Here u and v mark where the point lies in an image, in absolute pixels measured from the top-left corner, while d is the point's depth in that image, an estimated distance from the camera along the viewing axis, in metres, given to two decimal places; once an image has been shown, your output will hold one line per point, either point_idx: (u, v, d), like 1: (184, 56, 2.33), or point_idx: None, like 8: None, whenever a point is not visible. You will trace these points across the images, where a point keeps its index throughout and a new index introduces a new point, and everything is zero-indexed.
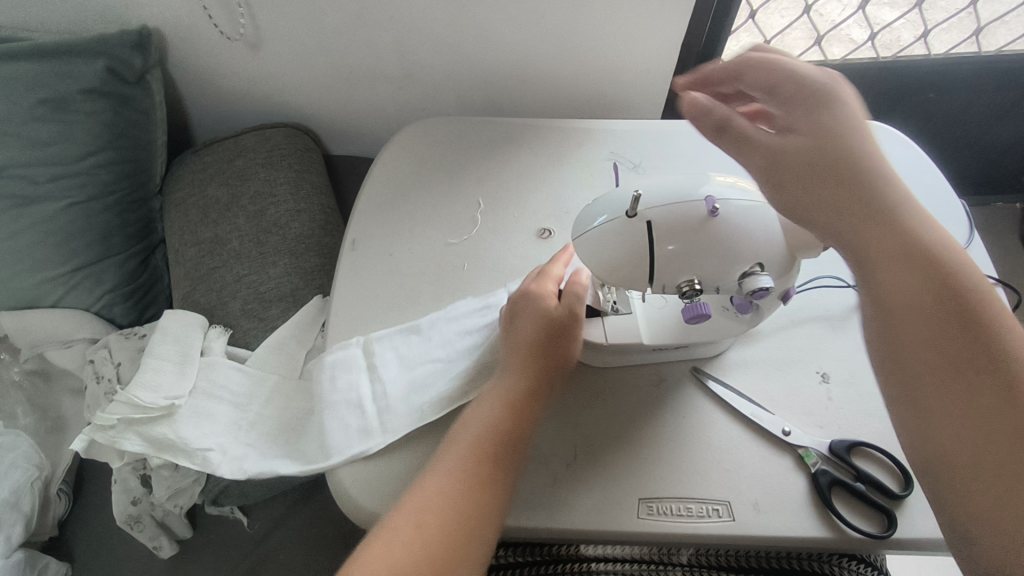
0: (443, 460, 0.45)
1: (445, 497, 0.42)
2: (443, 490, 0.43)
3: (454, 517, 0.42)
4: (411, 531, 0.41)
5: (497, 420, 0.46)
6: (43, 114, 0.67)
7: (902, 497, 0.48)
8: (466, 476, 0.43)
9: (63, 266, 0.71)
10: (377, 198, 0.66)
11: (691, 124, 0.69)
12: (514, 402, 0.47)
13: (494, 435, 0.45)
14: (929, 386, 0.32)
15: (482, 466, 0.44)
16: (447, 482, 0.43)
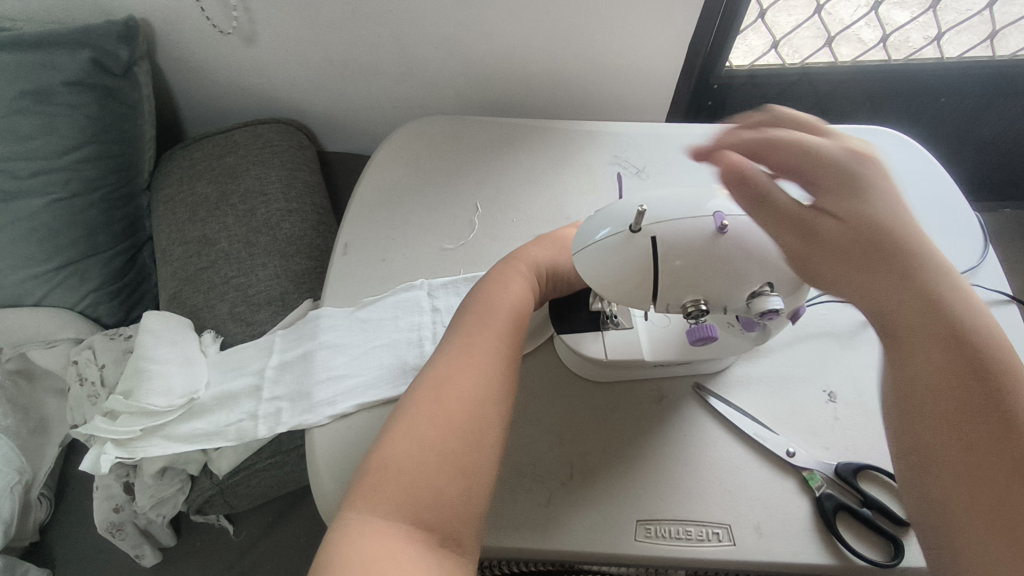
0: (447, 344, 0.46)
1: (456, 371, 0.43)
2: (453, 369, 0.43)
3: (471, 390, 0.42)
4: (432, 407, 0.41)
5: (499, 300, 0.48)
6: (26, 106, 0.64)
7: (910, 525, 0.46)
8: (473, 351, 0.44)
9: (46, 264, 0.69)
10: (371, 199, 0.63)
11: (697, 129, 0.67)
12: (518, 289, 0.50)
13: (501, 317, 0.47)
14: (945, 437, 0.31)
15: (489, 342, 0.45)
16: (454, 359, 0.44)
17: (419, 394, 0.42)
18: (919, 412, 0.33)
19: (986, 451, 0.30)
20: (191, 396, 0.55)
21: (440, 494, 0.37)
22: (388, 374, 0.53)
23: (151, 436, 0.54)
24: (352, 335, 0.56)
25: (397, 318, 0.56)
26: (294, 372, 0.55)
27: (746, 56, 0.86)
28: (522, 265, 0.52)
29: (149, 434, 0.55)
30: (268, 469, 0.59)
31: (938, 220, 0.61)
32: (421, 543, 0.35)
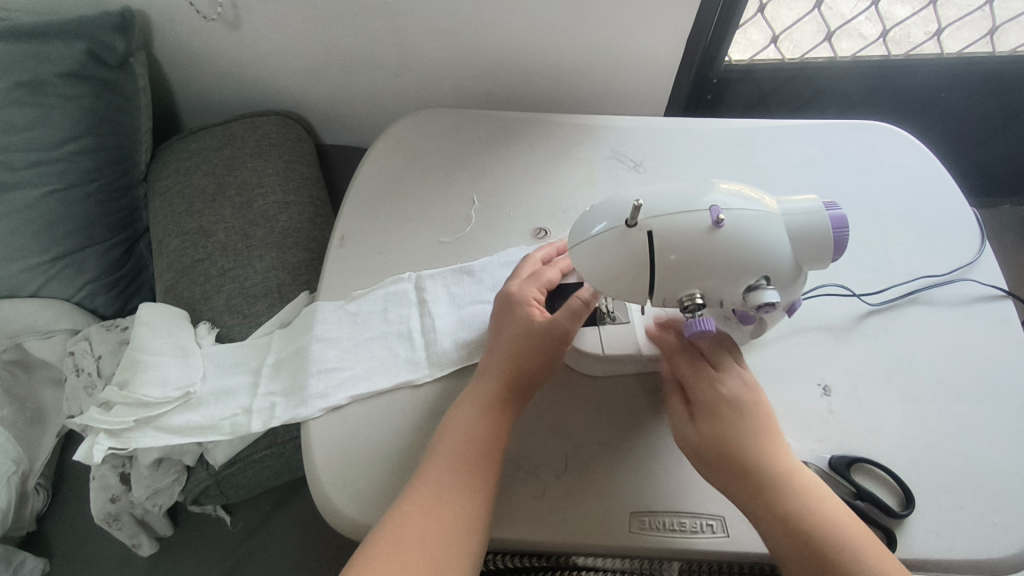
0: (418, 473, 0.45)
1: (421, 511, 0.42)
2: (419, 506, 0.43)
3: (432, 538, 0.41)
4: (390, 550, 0.41)
5: (468, 432, 0.46)
6: (19, 98, 0.63)
7: (903, 517, 0.47)
8: (439, 488, 0.43)
9: (42, 255, 0.69)
10: (367, 192, 0.63)
11: (694, 123, 0.66)
12: (489, 411, 0.47)
13: (473, 444, 0.45)
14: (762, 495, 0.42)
15: (458, 481, 0.43)
16: (421, 496, 0.43)
17: (385, 529, 0.42)
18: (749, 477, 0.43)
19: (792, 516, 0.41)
20: (187, 390, 0.55)
21: None
22: (385, 366, 0.53)
23: (142, 430, 0.54)
24: (341, 328, 0.56)
25: (392, 310, 0.56)
26: (292, 364, 0.55)
27: (746, 51, 0.85)
28: (495, 382, 0.48)
29: (143, 424, 0.55)
30: (264, 460, 0.59)
31: (934, 215, 0.61)
32: None
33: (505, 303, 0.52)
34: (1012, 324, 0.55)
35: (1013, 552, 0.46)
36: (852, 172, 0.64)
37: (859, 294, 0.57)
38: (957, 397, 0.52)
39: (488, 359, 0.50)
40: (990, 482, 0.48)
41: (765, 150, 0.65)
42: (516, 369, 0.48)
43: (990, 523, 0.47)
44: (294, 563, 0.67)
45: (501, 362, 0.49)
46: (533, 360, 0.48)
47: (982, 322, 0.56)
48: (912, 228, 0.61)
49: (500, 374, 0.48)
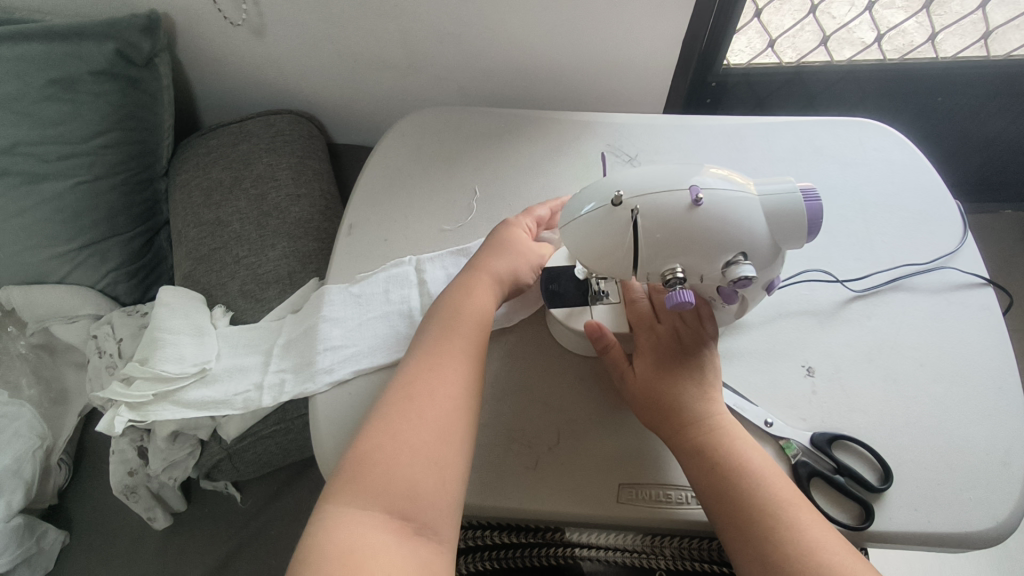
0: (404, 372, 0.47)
1: (431, 371, 0.47)
2: (427, 372, 0.46)
3: (440, 389, 0.45)
4: (404, 407, 0.44)
5: (453, 324, 0.50)
6: (52, 94, 0.67)
7: (881, 490, 0.49)
8: (446, 358, 0.47)
9: (69, 243, 0.73)
10: (374, 185, 0.67)
11: (686, 118, 0.69)
12: (480, 299, 0.52)
13: (467, 314, 0.51)
14: (724, 477, 0.44)
15: (455, 345, 0.48)
16: (425, 362, 0.47)
17: (382, 413, 0.44)
18: (715, 459, 0.45)
19: (750, 494, 0.44)
20: (203, 366, 0.59)
21: (408, 484, 0.41)
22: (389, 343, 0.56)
23: (162, 403, 0.58)
24: (346, 308, 0.59)
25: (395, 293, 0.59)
26: (300, 344, 0.58)
27: (744, 55, 0.88)
28: (485, 277, 0.54)
29: (160, 398, 0.58)
30: (272, 437, 0.62)
31: (919, 206, 0.64)
32: (402, 530, 0.39)
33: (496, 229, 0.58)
34: (993, 311, 0.57)
35: (987, 527, 0.47)
36: (838, 167, 0.66)
37: (842, 280, 0.59)
38: (937, 379, 0.54)
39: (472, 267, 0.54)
40: (967, 461, 0.50)
41: (754, 144, 0.67)
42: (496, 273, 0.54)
43: (966, 500, 0.48)
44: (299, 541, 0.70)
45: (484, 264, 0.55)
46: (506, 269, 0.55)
47: (963, 308, 0.57)
48: (897, 219, 0.63)
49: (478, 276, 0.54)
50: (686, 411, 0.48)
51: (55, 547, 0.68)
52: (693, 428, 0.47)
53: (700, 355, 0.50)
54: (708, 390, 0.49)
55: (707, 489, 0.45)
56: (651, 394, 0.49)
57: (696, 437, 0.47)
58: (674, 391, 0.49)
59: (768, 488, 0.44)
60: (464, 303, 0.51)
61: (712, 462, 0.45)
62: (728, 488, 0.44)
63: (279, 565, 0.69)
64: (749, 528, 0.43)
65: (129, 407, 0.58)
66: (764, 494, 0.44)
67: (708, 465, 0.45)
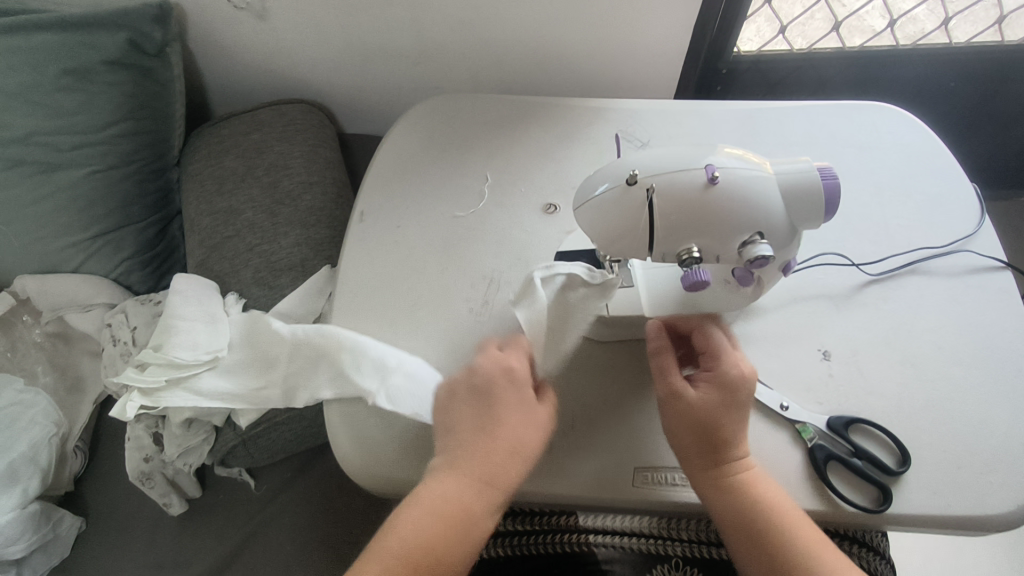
0: (399, 512, 0.44)
1: (428, 538, 0.43)
2: (424, 537, 0.43)
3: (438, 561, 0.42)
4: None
5: (442, 501, 0.44)
6: (66, 84, 0.67)
7: (899, 474, 0.48)
8: (446, 526, 0.43)
9: (84, 232, 0.74)
10: (385, 172, 0.67)
11: (698, 104, 0.69)
12: (485, 467, 0.45)
13: (468, 483, 0.44)
14: (763, 540, 0.45)
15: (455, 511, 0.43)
16: (422, 523, 0.43)
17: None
18: (753, 523, 0.45)
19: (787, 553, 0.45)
20: (216, 354, 0.59)
21: None
22: (380, 367, 0.52)
23: (176, 388, 0.58)
24: (358, 294, 0.59)
25: (407, 279, 0.59)
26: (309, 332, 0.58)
27: (755, 42, 0.87)
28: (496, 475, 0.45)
29: (173, 385, 0.58)
30: (286, 424, 0.63)
31: (935, 189, 0.63)
32: None
33: (490, 385, 0.47)
34: (1012, 294, 0.57)
35: (1008, 510, 0.47)
36: (853, 151, 0.66)
37: (857, 264, 0.59)
38: (955, 362, 0.53)
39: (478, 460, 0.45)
40: (986, 443, 0.50)
41: (767, 128, 0.67)
42: (483, 471, 0.44)
43: (986, 482, 0.48)
44: (311, 527, 0.70)
45: (463, 449, 0.45)
46: (498, 473, 0.45)
47: (982, 291, 0.57)
48: (913, 202, 0.62)
49: (458, 462, 0.45)
50: (726, 460, 0.47)
51: (71, 532, 0.69)
52: (729, 477, 0.46)
53: (733, 409, 0.47)
54: (739, 447, 0.47)
55: (747, 550, 0.46)
56: (692, 436, 0.47)
57: (733, 503, 0.46)
58: (710, 458, 0.47)
59: (804, 541, 0.45)
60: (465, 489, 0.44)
61: (750, 526, 0.45)
62: (768, 551, 0.45)
63: (293, 552, 0.69)
64: (775, 572, 0.45)
65: (144, 393, 0.59)
66: (790, 545, 0.45)
67: (741, 512, 0.46)
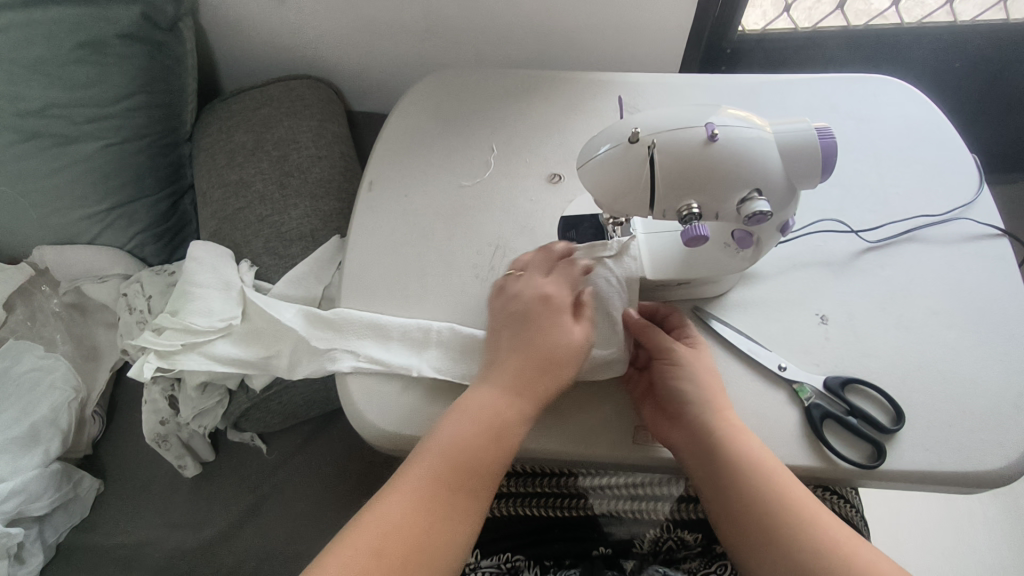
0: (443, 422, 0.46)
1: (461, 440, 0.45)
2: (457, 439, 0.45)
3: (465, 462, 0.44)
4: (421, 480, 0.44)
5: (481, 407, 0.45)
6: (82, 57, 0.68)
7: (893, 432, 0.50)
8: (478, 431, 0.45)
9: (99, 205, 0.76)
10: (393, 143, 0.68)
11: (700, 77, 0.70)
12: (524, 375, 0.46)
13: (509, 391, 0.46)
14: (780, 532, 0.44)
15: (488, 416, 0.45)
16: (456, 427, 0.45)
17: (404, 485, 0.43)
18: (769, 515, 0.44)
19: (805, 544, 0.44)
20: (229, 321, 0.59)
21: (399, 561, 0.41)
22: (380, 348, 0.54)
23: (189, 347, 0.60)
24: (368, 259, 0.60)
25: (414, 245, 0.61)
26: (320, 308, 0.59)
27: (760, 20, 0.88)
28: (529, 385, 0.46)
29: (188, 349, 0.60)
30: (296, 385, 0.64)
31: (935, 160, 0.64)
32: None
33: (528, 301, 0.49)
34: (1008, 261, 0.57)
35: (999, 466, 0.48)
36: (854, 122, 0.66)
37: (856, 231, 0.60)
38: (951, 326, 0.54)
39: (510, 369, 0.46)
40: (980, 403, 0.51)
41: (770, 101, 0.68)
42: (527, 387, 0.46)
43: (979, 439, 0.49)
44: (321, 490, 0.72)
45: (508, 372, 0.46)
46: (541, 385, 0.46)
47: (979, 258, 0.58)
48: (912, 172, 0.63)
49: (505, 383, 0.46)
50: (750, 482, 0.45)
51: (91, 494, 0.71)
52: (758, 497, 0.45)
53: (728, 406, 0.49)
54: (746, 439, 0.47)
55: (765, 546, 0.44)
56: (711, 465, 0.47)
57: (746, 496, 0.45)
58: (721, 452, 0.46)
59: (822, 530, 0.44)
60: (501, 396, 0.46)
61: (766, 518, 0.44)
62: (786, 542, 0.44)
63: (304, 515, 0.71)
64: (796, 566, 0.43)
65: (161, 356, 0.61)
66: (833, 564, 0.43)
67: (772, 535, 0.44)
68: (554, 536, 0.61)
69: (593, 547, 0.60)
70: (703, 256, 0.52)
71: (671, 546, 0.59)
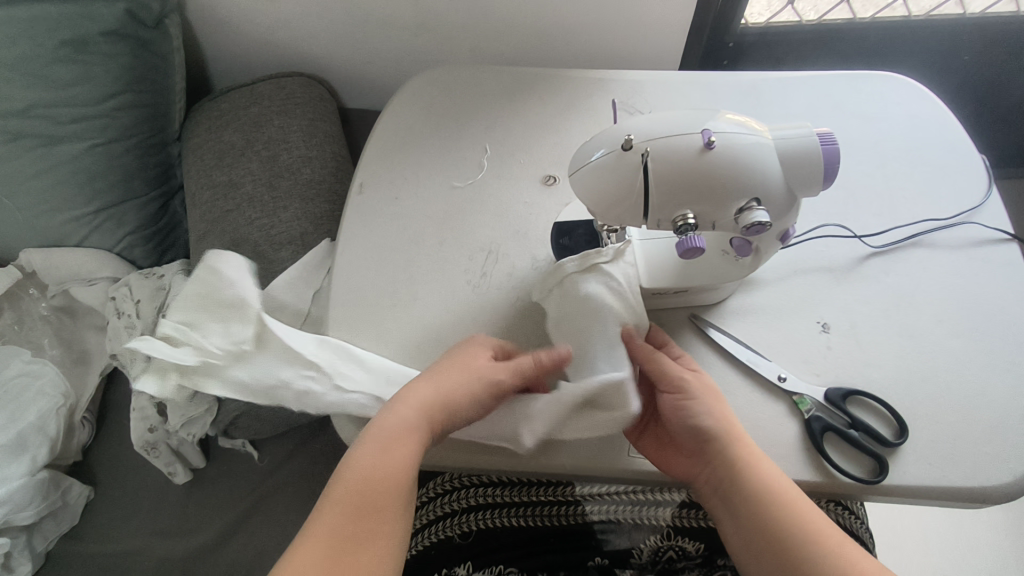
0: (351, 451, 0.42)
1: (374, 471, 0.41)
2: (368, 470, 0.41)
3: (376, 492, 0.41)
4: (334, 525, 0.39)
5: (392, 434, 0.43)
6: (65, 56, 0.66)
7: (896, 445, 0.48)
8: (389, 458, 0.42)
9: (86, 207, 0.75)
10: (384, 144, 0.66)
11: (699, 74, 0.68)
12: (435, 400, 0.44)
13: (417, 415, 0.44)
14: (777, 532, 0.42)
15: (398, 445, 0.42)
16: (365, 457, 0.42)
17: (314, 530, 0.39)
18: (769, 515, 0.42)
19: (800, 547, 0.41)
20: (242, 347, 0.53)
21: None
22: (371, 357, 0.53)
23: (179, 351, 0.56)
24: (357, 265, 0.59)
25: (405, 250, 0.59)
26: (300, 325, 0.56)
27: (764, 12, 0.85)
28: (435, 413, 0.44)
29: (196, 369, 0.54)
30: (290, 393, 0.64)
31: (942, 161, 0.62)
32: None
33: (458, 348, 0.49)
34: (1018, 267, 0.56)
35: (1006, 481, 0.47)
36: (859, 121, 0.64)
37: (859, 236, 0.58)
38: (957, 334, 0.53)
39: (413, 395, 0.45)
40: (986, 416, 0.49)
41: (771, 99, 0.66)
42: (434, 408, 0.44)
43: (985, 454, 0.48)
44: (314, 496, 0.71)
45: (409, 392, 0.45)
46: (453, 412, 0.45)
47: (986, 263, 0.56)
48: (918, 174, 0.61)
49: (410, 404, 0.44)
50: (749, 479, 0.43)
51: (80, 501, 0.70)
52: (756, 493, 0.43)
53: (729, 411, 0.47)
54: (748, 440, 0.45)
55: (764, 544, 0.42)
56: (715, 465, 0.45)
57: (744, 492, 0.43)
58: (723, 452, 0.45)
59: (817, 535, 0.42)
60: (410, 420, 0.43)
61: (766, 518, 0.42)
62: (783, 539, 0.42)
63: (295, 522, 0.70)
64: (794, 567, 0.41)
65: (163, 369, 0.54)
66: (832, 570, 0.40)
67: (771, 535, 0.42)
68: (549, 546, 0.60)
69: (589, 556, 0.59)
70: (700, 264, 0.51)
71: (671, 556, 0.59)
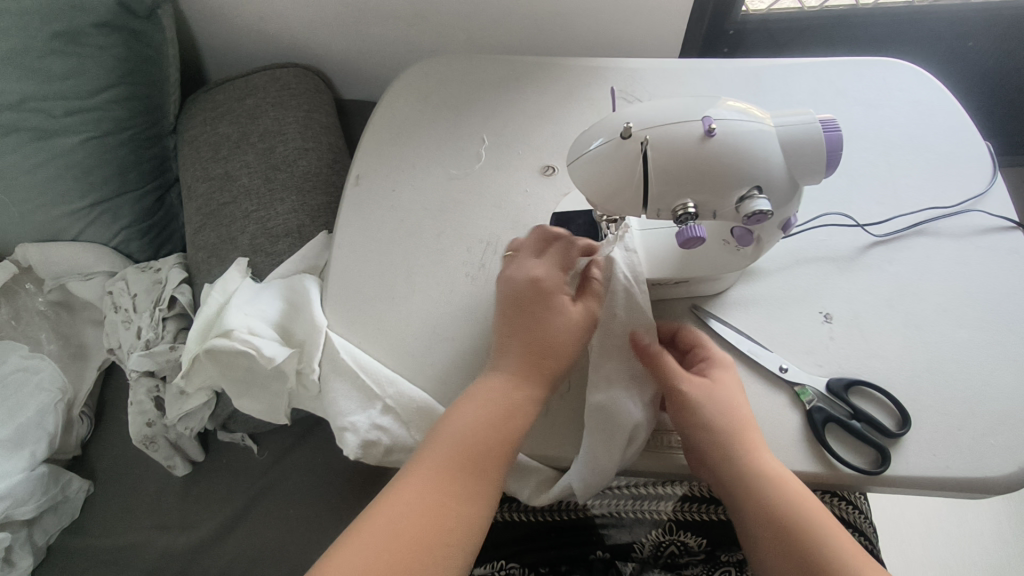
0: (456, 408, 0.46)
1: (484, 415, 0.44)
2: (477, 416, 0.45)
3: (481, 435, 0.44)
4: (442, 460, 0.43)
5: (498, 388, 0.46)
6: (57, 47, 0.65)
7: (898, 436, 0.48)
8: (502, 403, 0.45)
9: (81, 201, 0.74)
10: (381, 135, 0.65)
11: (699, 62, 0.67)
12: (546, 341, 0.47)
13: (530, 360, 0.46)
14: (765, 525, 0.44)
15: (509, 387, 0.46)
16: (479, 403, 0.45)
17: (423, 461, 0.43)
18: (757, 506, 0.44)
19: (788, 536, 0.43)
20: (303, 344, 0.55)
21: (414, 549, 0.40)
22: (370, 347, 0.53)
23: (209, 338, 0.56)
24: (355, 257, 0.58)
25: (402, 242, 0.59)
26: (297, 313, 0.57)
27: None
28: (544, 355, 0.47)
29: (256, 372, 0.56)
30: None
31: (946, 148, 0.61)
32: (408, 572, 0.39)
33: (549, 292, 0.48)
34: (1022, 256, 0.55)
35: (1008, 471, 0.46)
36: (861, 109, 0.63)
37: (862, 225, 0.57)
38: (960, 325, 0.52)
39: (525, 337, 0.47)
40: (990, 406, 0.49)
41: (772, 86, 0.65)
42: (539, 369, 0.46)
43: (988, 445, 0.47)
44: (314, 490, 0.71)
45: (521, 352, 0.47)
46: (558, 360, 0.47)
47: (990, 252, 0.55)
48: (921, 162, 0.60)
49: (517, 366, 0.46)
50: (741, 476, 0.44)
51: (80, 496, 0.70)
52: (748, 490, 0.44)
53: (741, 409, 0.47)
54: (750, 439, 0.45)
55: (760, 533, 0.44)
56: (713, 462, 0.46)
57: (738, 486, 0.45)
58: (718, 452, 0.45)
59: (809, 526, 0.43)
60: (525, 363, 0.46)
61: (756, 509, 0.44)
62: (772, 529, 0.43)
63: (296, 516, 0.70)
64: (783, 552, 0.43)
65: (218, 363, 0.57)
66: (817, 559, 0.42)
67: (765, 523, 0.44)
68: (550, 543, 0.60)
69: (590, 551, 0.59)
70: (700, 254, 0.50)
71: (673, 551, 0.58)
